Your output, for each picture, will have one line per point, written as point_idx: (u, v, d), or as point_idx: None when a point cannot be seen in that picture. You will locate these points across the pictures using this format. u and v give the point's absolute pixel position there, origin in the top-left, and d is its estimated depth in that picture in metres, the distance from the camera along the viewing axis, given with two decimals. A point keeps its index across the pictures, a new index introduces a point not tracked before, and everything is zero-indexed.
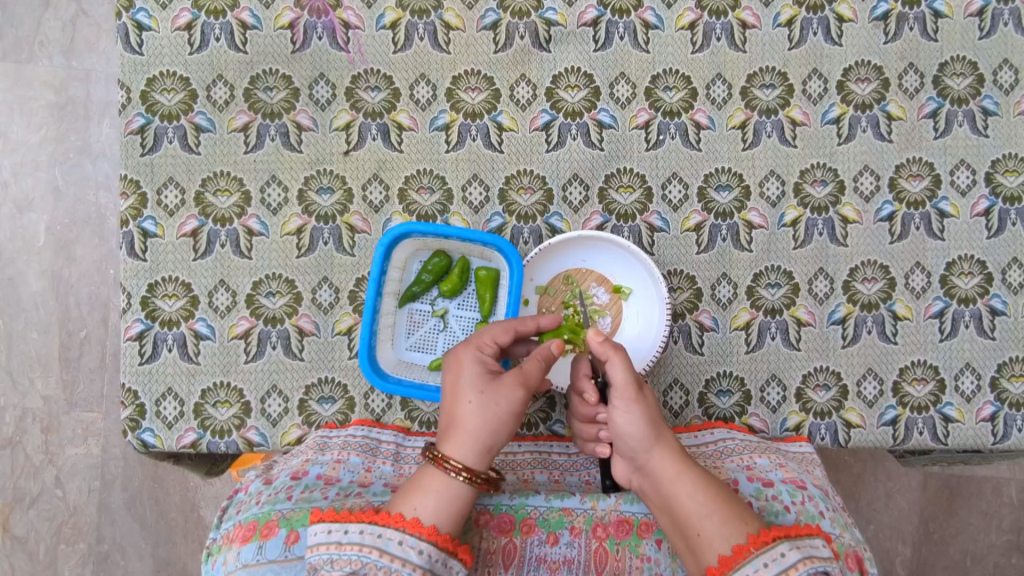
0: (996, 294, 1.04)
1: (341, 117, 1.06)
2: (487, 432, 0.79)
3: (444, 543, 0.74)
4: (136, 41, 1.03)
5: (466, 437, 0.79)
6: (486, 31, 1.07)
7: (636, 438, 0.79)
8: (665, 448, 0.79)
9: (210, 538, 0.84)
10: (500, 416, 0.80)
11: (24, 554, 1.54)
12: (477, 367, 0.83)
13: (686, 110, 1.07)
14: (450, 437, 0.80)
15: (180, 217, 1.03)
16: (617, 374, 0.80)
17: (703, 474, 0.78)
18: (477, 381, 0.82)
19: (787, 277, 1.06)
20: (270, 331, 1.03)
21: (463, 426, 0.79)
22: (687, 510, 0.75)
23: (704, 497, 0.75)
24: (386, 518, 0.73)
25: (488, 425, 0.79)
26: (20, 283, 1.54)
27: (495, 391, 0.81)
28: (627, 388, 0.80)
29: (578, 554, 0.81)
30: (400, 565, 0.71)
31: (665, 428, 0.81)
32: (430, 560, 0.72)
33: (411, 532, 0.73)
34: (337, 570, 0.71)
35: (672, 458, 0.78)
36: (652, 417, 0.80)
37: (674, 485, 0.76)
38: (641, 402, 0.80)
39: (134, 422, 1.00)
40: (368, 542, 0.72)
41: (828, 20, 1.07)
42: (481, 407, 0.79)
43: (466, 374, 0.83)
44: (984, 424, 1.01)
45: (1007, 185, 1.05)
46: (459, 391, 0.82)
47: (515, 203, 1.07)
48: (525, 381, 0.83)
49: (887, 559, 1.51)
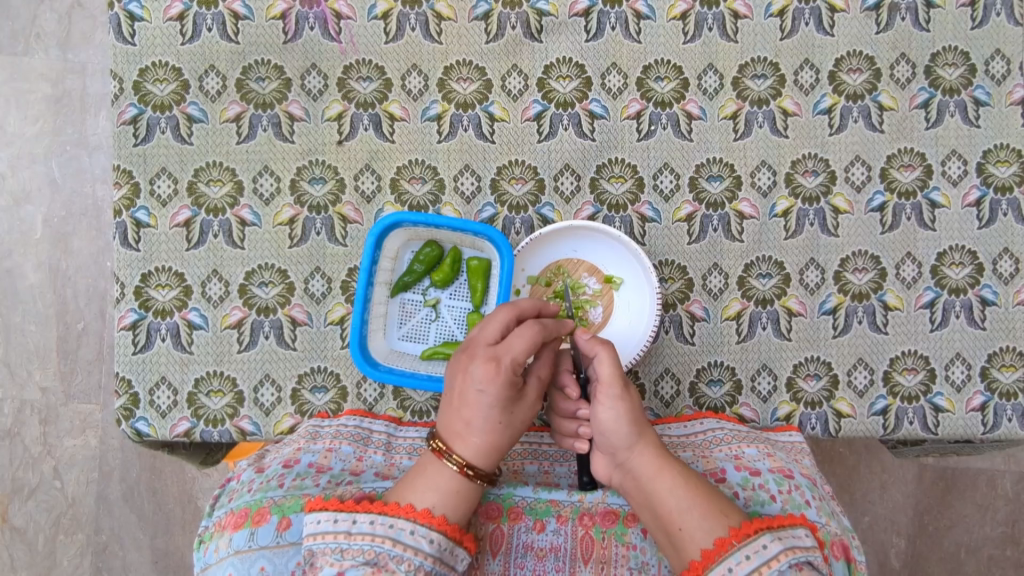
0: (988, 284, 1.04)
1: (333, 107, 1.06)
2: (504, 442, 0.82)
3: (453, 532, 0.75)
4: (128, 32, 1.03)
5: (489, 449, 0.81)
6: (478, 22, 1.07)
7: (620, 435, 0.81)
8: (647, 445, 0.81)
9: (202, 525, 0.85)
10: (517, 427, 0.84)
11: (23, 545, 1.55)
12: (508, 387, 0.81)
13: (677, 100, 1.07)
14: (471, 444, 0.80)
15: (173, 207, 1.04)
16: (604, 369, 0.83)
17: (683, 471, 0.79)
18: (508, 399, 0.81)
19: (778, 268, 1.06)
20: (263, 321, 1.04)
21: (488, 439, 0.81)
22: (667, 506, 0.76)
23: (683, 493, 0.76)
24: (396, 509, 0.74)
25: (505, 435, 0.82)
26: (18, 275, 1.55)
27: (519, 409, 0.83)
28: (613, 382, 0.83)
29: (564, 541, 0.82)
30: (412, 554, 0.72)
31: (648, 426, 0.83)
32: (440, 548, 0.74)
33: (422, 522, 0.74)
34: (348, 560, 0.72)
35: (652, 456, 0.80)
36: (635, 416, 0.82)
37: (655, 481, 0.78)
38: (626, 399, 0.83)
39: (128, 411, 1.01)
40: (379, 532, 0.73)
41: (820, 10, 1.07)
42: (504, 419, 0.82)
43: (495, 391, 0.80)
44: (974, 414, 1.01)
45: (999, 175, 1.05)
46: (486, 404, 0.80)
47: (507, 193, 1.08)
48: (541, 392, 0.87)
49: (881, 551, 1.52)
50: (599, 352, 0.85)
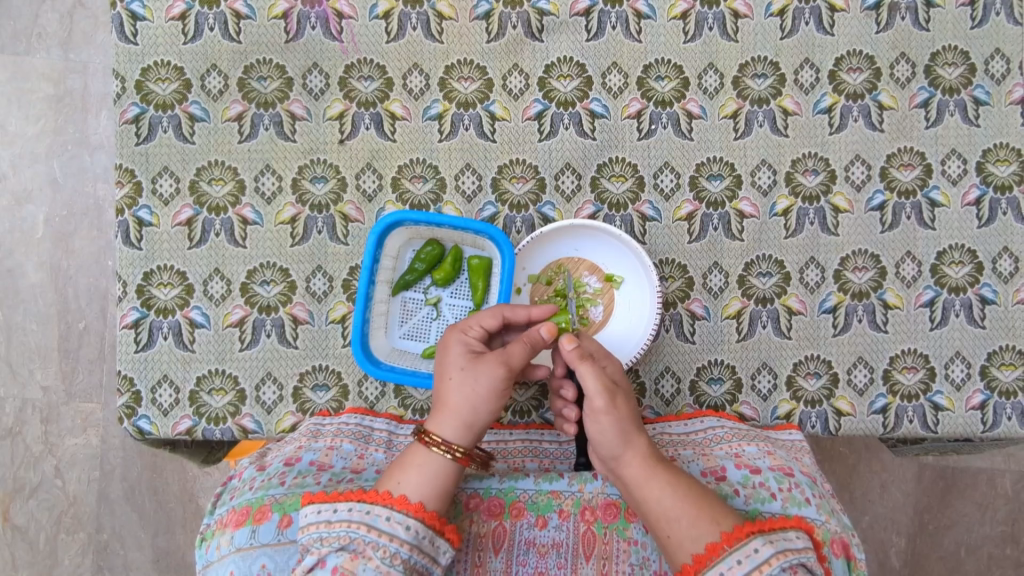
0: (988, 283, 1.04)
1: (334, 107, 1.07)
2: (467, 408, 0.81)
3: (430, 519, 0.75)
4: (130, 32, 1.03)
5: (452, 417, 0.81)
6: (479, 21, 1.08)
7: (606, 445, 0.80)
8: (633, 454, 0.79)
9: (204, 522, 0.85)
10: (481, 393, 0.81)
11: (25, 544, 1.56)
12: (464, 351, 0.85)
13: (678, 100, 1.08)
14: (439, 418, 0.81)
15: (175, 206, 1.04)
16: (590, 382, 0.83)
17: (672, 477, 0.78)
18: (464, 362, 0.84)
19: (778, 266, 1.06)
20: (265, 320, 1.04)
21: (451, 406, 0.81)
22: (657, 513, 0.76)
23: (672, 501, 0.76)
24: (373, 496, 0.75)
25: (471, 403, 0.81)
26: (20, 274, 1.55)
27: (474, 371, 0.82)
28: (597, 395, 0.82)
29: (567, 537, 0.82)
30: (387, 541, 0.73)
31: (638, 432, 0.81)
32: (417, 536, 0.74)
33: (398, 509, 0.74)
34: (326, 547, 0.72)
35: (640, 464, 0.79)
36: (622, 426, 0.81)
37: (643, 489, 0.78)
38: (611, 412, 0.81)
39: (131, 409, 1.01)
40: (356, 518, 0.73)
41: (821, 9, 1.07)
42: (463, 384, 0.82)
43: (453, 355, 0.85)
44: (973, 412, 1.01)
45: (999, 174, 1.05)
46: (445, 371, 0.84)
47: (508, 192, 1.08)
48: (506, 359, 0.83)
49: (881, 550, 1.52)
50: (582, 367, 0.84)
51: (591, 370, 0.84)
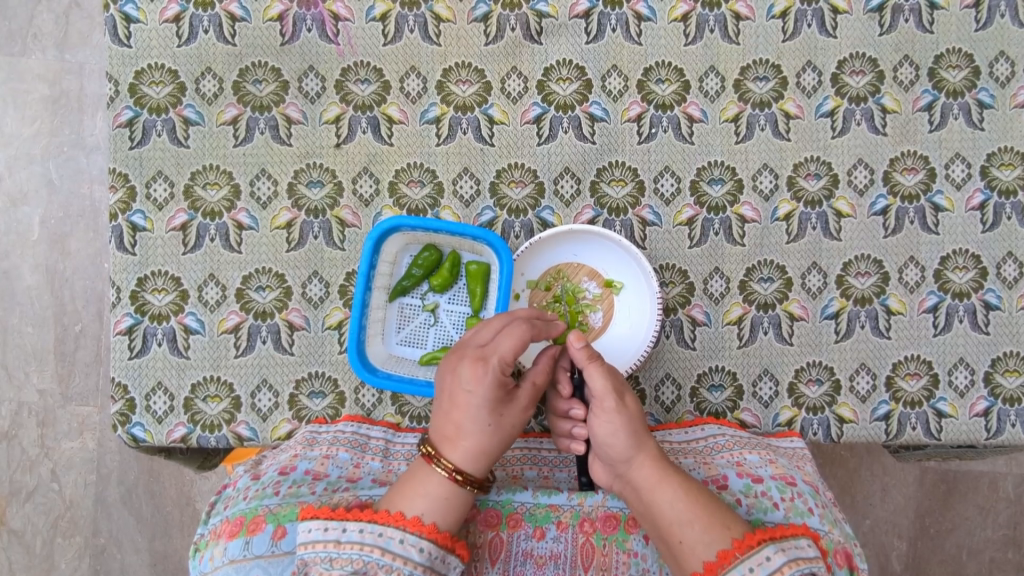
0: (991, 288, 1.03)
1: (331, 109, 1.06)
2: (496, 447, 0.82)
3: (444, 540, 0.74)
4: (124, 34, 1.02)
5: (482, 456, 0.80)
6: (477, 23, 1.06)
7: (617, 447, 0.80)
8: (645, 456, 0.80)
9: (198, 533, 0.84)
10: (510, 433, 0.83)
11: (21, 548, 1.55)
12: (496, 387, 0.81)
13: (678, 102, 1.06)
14: (466, 455, 0.80)
15: (169, 211, 1.03)
16: (597, 381, 0.83)
17: (684, 481, 0.78)
18: (495, 401, 0.81)
19: (779, 272, 1.05)
20: (260, 326, 1.03)
21: (479, 445, 0.80)
22: (668, 518, 0.75)
23: (683, 504, 0.75)
24: (386, 516, 0.74)
25: (499, 442, 0.82)
26: (16, 277, 1.54)
27: (509, 411, 0.82)
28: (607, 394, 0.83)
29: (565, 549, 0.81)
30: (401, 563, 0.72)
31: (647, 436, 0.82)
32: (430, 557, 0.73)
33: (411, 531, 0.73)
34: (339, 569, 0.72)
35: (652, 466, 0.79)
36: (634, 427, 0.81)
37: (653, 493, 0.77)
38: (621, 412, 0.82)
39: (124, 417, 1.00)
40: (369, 541, 0.72)
41: (823, 11, 1.06)
42: (497, 427, 0.81)
43: (484, 393, 0.81)
44: (977, 419, 1.00)
45: (1003, 178, 1.04)
46: (476, 409, 0.81)
47: (506, 197, 1.07)
48: (533, 396, 0.86)
49: (882, 554, 1.51)
50: (590, 367, 0.84)
51: (598, 371, 0.84)
